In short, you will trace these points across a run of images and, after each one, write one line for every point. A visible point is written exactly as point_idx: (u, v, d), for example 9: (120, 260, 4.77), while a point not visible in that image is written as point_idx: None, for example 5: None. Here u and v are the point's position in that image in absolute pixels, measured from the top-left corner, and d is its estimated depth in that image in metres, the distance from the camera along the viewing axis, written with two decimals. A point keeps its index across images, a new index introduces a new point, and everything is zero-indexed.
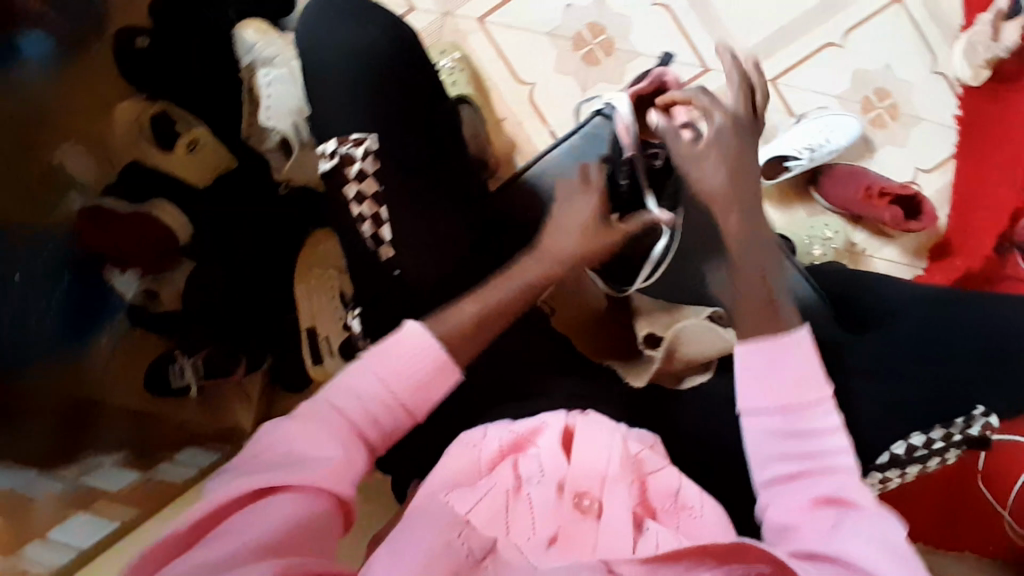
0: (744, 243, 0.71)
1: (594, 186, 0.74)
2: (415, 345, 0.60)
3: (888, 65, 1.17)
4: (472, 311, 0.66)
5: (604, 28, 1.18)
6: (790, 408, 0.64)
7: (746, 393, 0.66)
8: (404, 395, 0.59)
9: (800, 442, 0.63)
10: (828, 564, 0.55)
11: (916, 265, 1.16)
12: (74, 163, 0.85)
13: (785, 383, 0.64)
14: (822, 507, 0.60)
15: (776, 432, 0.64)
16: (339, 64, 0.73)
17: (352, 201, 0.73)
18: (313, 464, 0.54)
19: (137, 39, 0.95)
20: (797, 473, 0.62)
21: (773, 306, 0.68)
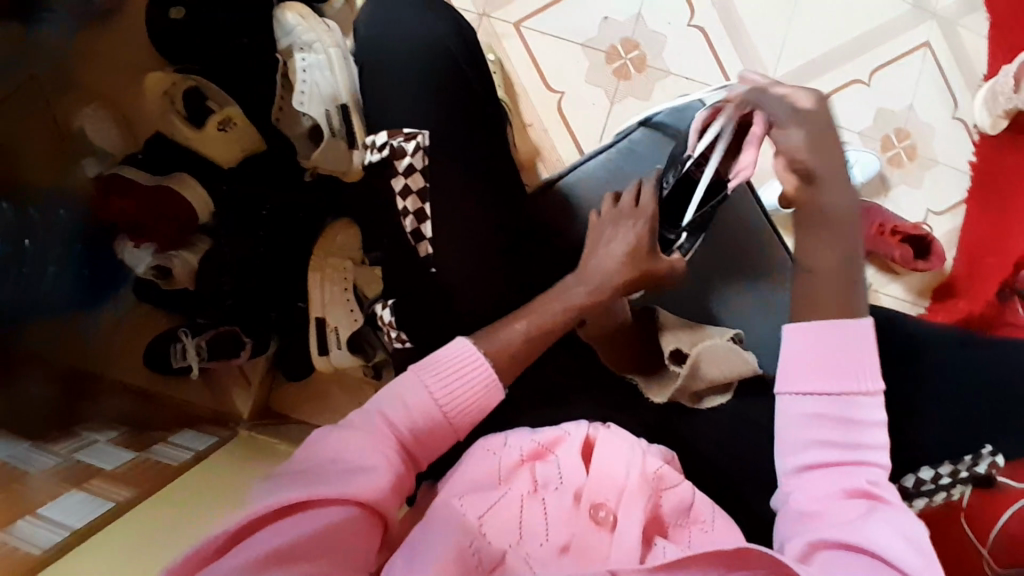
0: (830, 213, 0.69)
1: (643, 214, 0.74)
2: (462, 361, 0.66)
3: (910, 106, 1.19)
4: (521, 330, 0.69)
5: (638, 44, 1.19)
6: (836, 395, 0.63)
7: (791, 373, 0.65)
8: (454, 408, 0.64)
9: (846, 430, 0.62)
10: (849, 555, 0.56)
11: (919, 304, 1.18)
12: (96, 132, 0.98)
13: (834, 368, 0.63)
14: (851, 498, 0.60)
15: (820, 416, 0.63)
16: (393, 60, 0.75)
17: (398, 193, 0.74)
18: (356, 477, 0.57)
19: (171, 10, 1.00)
20: (831, 459, 0.62)
21: (829, 285, 0.67)
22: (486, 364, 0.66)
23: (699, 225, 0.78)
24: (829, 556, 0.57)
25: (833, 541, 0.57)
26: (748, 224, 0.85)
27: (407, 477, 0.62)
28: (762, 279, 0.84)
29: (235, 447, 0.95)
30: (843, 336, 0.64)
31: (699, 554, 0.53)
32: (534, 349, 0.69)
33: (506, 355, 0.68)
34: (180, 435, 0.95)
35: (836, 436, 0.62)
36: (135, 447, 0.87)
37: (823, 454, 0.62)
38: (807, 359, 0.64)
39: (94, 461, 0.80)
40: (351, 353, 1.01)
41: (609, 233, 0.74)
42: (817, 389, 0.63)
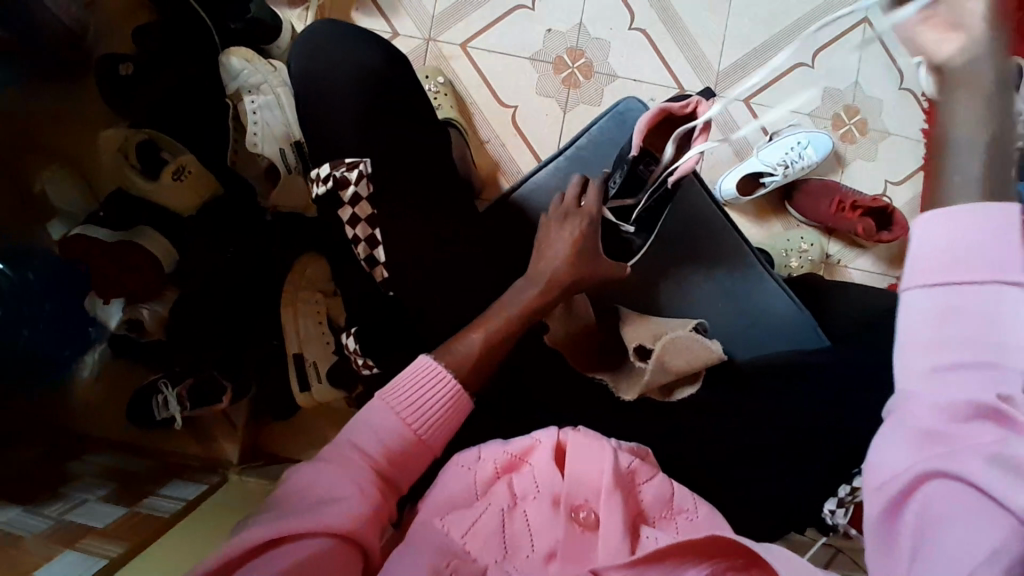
0: (985, 77, 0.44)
1: (587, 213, 0.77)
2: (429, 377, 0.67)
3: (855, 82, 1.22)
4: (476, 339, 0.71)
5: (584, 52, 1.21)
6: (976, 283, 0.42)
7: (920, 255, 0.44)
8: (427, 428, 0.65)
9: (975, 335, 0.42)
10: (942, 503, 0.43)
11: (890, 273, 1.21)
12: (56, 192, 1.00)
13: (956, 252, 0.42)
14: (969, 423, 0.43)
15: (945, 315, 0.43)
16: (331, 95, 0.77)
17: (347, 223, 0.76)
18: (331, 508, 0.57)
19: (121, 66, 1.01)
20: (955, 372, 0.43)
21: (975, 163, 0.43)
22: (451, 380, 0.68)
23: (648, 222, 0.83)
24: (926, 494, 0.44)
25: (926, 485, 0.44)
26: (704, 216, 0.89)
27: (387, 501, 0.62)
28: (723, 269, 0.89)
29: (224, 493, 0.94)
30: (974, 220, 0.42)
31: (678, 542, 0.53)
32: (497, 354, 0.71)
33: (478, 366, 0.70)
34: (171, 487, 0.93)
35: (969, 342, 0.42)
36: (125, 502, 0.84)
37: (939, 366, 0.43)
38: (944, 245, 0.43)
39: (86, 521, 0.78)
40: (332, 386, 1.01)
41: (557, 231, 0.77)
42: (934, 281, 0.43)
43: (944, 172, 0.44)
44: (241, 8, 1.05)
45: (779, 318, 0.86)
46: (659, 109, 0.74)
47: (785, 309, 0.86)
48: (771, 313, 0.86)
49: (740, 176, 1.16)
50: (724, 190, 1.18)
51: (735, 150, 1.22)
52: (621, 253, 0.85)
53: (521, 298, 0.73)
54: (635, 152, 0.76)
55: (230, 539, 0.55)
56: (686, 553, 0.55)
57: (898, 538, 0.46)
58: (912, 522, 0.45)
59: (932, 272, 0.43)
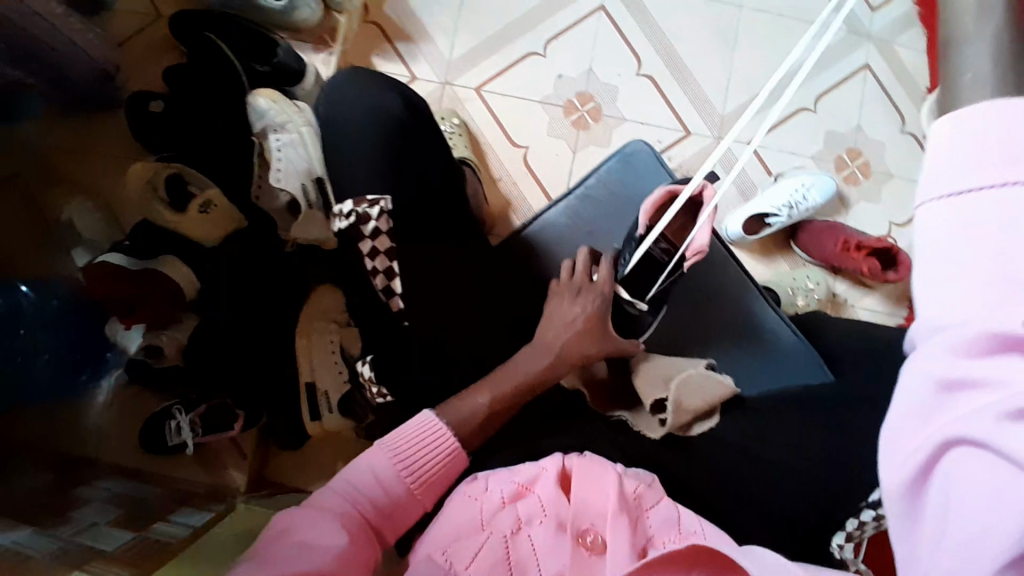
0: None
1: (600, 288, 0.80)
2: (429, 438, 0.70)
3: (858, 127, 1.26)
4: (481, 403, 0.74)
5: (593, 96, 1.26)
6: (987, 192, 0.30)
7: (936, 163, 0.32)
8: (420, 484, 0.68)
9: (1003, 242, 0.30)
10: (971, 475, 0.32)
11: (897, 312, 1.22)
12: (81, 221, 1.07)
13: (982, 152, 0.30)
14: (994, 362, 0.30)
15: (971, 225, 0.30)
16: (354, 135, 0.81)
17: (367, 256, 0.78)
18: (324, 551, 0.58)
19: (150, 103, 1.09)
20: (980, 293, 0.30)
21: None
22: (452, 438, 0.70)
23: (660, 299, 0.85)
24: (958, 464, 0.32)
25: (946, 457, 0.32)
26: (709, 256, 0.91)
27: (371, 549, 0.63)
28: (730, 308, 0.90)
29: (230, 520, 0.94)
30: (1001, 112, 0.30)
31: (656, 556, 0.53)
32: (511, 393, 0.75)
33: (494, 397, 0.74)
34: (180, 513, 0.93)
35: (990, 248, 0.30)
36: (133, 528, 0.85)
37: (965, 285, 0.31)
38: (973, 146, 0.30)
39: (95, 544, 0.78)
40: (343, 415, 1.04)
41: (569, 301, 0.80)
42: (953, 189, 0.31)
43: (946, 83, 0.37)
44: (269, 53, 1.11)
45: (780, 357, 0.87)
46: (664, 191, 0.80)
47: (790, 347, 0.87)
48: (773, 348, 0.88)
49: (746, 216, 1.19)
50: (730, 230, 1.21)
51: (741, 191, 1.25)
52: (628, 328, 0.87)
53: (530, 368, 0.76)
54: (643, 231, 0.80)
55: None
56: (685, 562, 0.55)
57: (920, 511, 0.34)
58: (934, 501, 0.33)
59: (956, 177, 0.31)
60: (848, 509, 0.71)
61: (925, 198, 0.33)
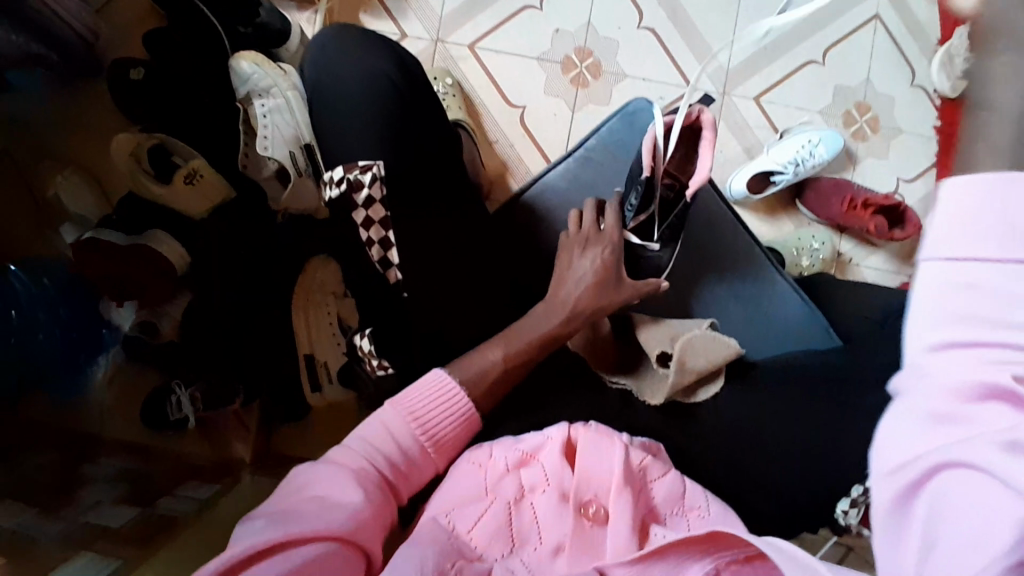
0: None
1: (608, 239, 0.77)
2: (440, 398, 0.68)
3: (867, 80, 1.21)
4: (494, 360, 0.72)
5: (592, 52, 1.21)
6: (983, 259, 0.34)
7: (942, 226, 0.35)
8: (434, 444, 0.67)
9: (998, 300, 0.33)
10: (962, 497, 0.32)
11: (903, 270, 1.20)
12: (70, 197, 1.02)
13: (968, 228, 0.34)
14: (985, 403, 0.33)
15: (969, 285, 0.34)
16: (343, 100, 0.77)
17: (361, 225, 0.75)
18: (340, 509, 0.58)
19: (132, 70, 1.04)
20: (974, 337, 0.33)
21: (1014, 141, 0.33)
22: (465, 401, 0.69)
23: (671, 236, 0.81)
24: (950, 488, 0.33)
25: (939, 479, 0.33)
26: (715, 220, 0.89)
27: (389, 510, 0.63)
28: (735, 271, 0.88)
29: (237, 493, 0.95)
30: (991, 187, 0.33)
31: (679, 537, 0.50)
32: (521, 352, 0.73)
33: (505, 353, 0.72)
34: (186, 487, 0.94)
35: (979, 312, 0.33)
36: (139, 503, 0.85)
37: (961, 331, 0.33)
38: (965, 219, 0.34)
39: (102, 521, 0.79)
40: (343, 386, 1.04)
41: (578, 256, 0.78)
42: (950, 253, 0.35)
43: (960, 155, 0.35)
44: (249, 11, 1.05)
45: (784, 325, 0.86)
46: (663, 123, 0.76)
47: (795, 313, 0.85)
48: (778, 311, 0.87)
49: (750, 175, 1.15)
50: (734, 189, 1.17)
51: (746, 149, 1.21)
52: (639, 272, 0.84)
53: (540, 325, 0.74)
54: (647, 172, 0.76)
55: (240, 533, 0.54)
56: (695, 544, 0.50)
57: (903, 532, 0.35)
58: (922, 518, 0.34)
59: (947, 243, 0.35)
60: (852, 474, 0.71)
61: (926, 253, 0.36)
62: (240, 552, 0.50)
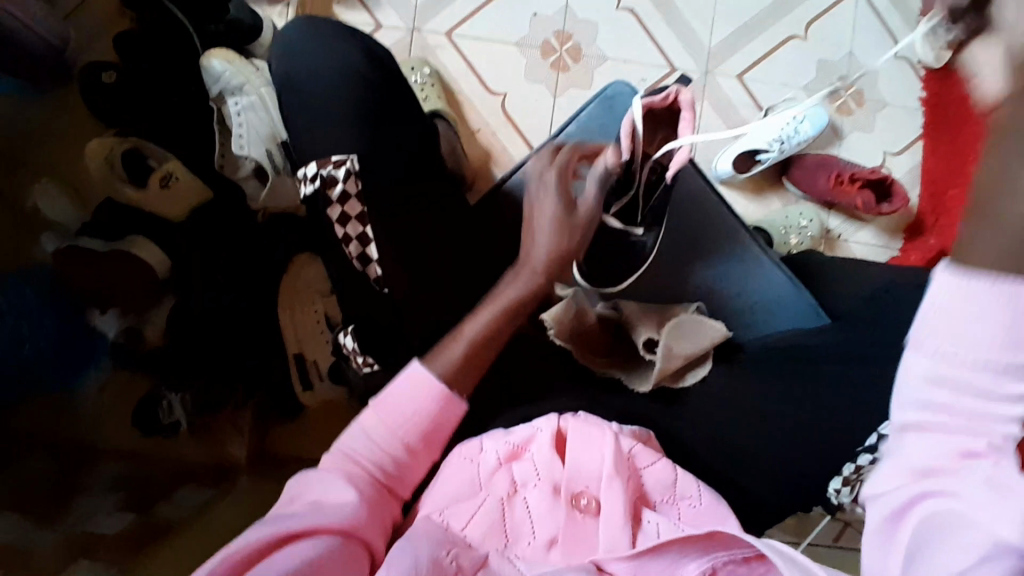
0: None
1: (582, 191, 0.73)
2: (417, 388, 0.63)
3: (850, 53, 1.20)
4: (462, 347, 0.67)
5: (571, 35, 1.19)
6: (984, 336, 0.38)
7: (938, 305, 0.39)
8: (419, 438, 0.62)
9: (987, 385, 0.38)
10: (943, 528, 0.39)
11: (893, 245, 1.19)
12: (49, 204, 0.96)
13: (967, 311, 0.38)
14: (964, 460, 0.39)
15: (955, 368, 0.39)
16: (316, 96, 0.76)
17: (336, 222, 0.74)
18: (333, 508, 0.57)
19: (104, 74, 1.02)
20: (953, 412, 0.39)
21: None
22: (440, 390, 0.63)
23: (654, 219, 0.80)
24: (927, 519, 0.40)
25: (922, 514, 0.40)
26: (703, 205, 0.91)
27: (387, 508, 0.61)
28: (721, 253, 0.89)
29: (234, 495, 0.94)
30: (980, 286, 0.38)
31: (681, 536, 0.51)
32: (501, 321, 0.69)
33: (486, 326, 0.69)
34: (182, 491, 0.93)
35: (956, 382, 0.39)
36: (135, 509, 0.85)
37: (933, 401, 0.40)
38: (967, 300, 0.38)
39: (94, 526, 0.78)
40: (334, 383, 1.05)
41: (539, 196, 0.73)
42: (954, 322, 0.39)
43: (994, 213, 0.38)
44: (220, 10, 1.04)
45: (776, 303, 0.85)
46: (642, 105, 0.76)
47: (784, 292, 0.84)
48: (766, 292, 0.86)
49: (735, 155, 1.15)
50: (719, 169, 1.16)
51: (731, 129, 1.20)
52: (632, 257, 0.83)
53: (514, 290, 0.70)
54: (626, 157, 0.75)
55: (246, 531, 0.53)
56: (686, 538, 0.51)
57: (892, 552, 0.42)
58: (909, 540, 0.41)
59: (952, 309, 0.39)
60: (844, 453, 0.71)
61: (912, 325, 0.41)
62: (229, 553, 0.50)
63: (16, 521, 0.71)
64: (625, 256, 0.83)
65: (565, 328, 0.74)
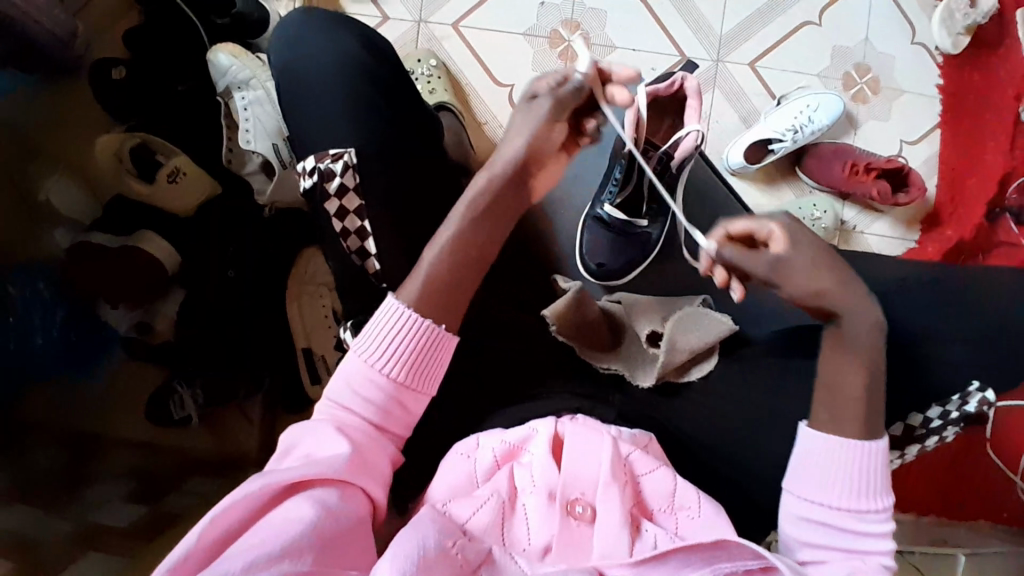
0: (863, 348, 0.64)
1: (544, 99, 0.69)
2: (396, 322, 0.61)
3: (866, 39, 1.17)
4: (431, 257, 0.65)
5: (579, 24, 1.17)
6: (841, 490, 0.61)
7: (807, 473, 0.62)
8: (406, 371, 0.61)
9: (847, 518, 0.60)
10: None
11: (910, 236, 1.16)
12: (61, 198, 0.95)
13: (831, 474, 0.61)
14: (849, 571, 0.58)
15: (828, 510, 0.61)
16: (316, 89, 0.76)
17: (335, 216, 0.73)
18: (329, 461, 0.55)
19: (112, 70, 1.03)
20: (829, 541, 0.60)
21: (842, 409, 0.63)
22: (418, 320, 0.62)
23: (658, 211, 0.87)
24: None
25: None
26: (709, 190, 0.92)
27: (383, 455, 0.60)
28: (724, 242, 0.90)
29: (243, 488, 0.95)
30: (838, 448, 0.61)
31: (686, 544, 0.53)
32: (472, 229, 0.67)
33: (456, 236, 0.67)
34: (192, 483, 0.95)
35: (827, 522, 0.61)
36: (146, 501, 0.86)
37: (817, 533, 0.61)
38: (830, 464, 0.62)
39: (107, 519, 0.79)
40: None
41: (512, 125, 0.71)
42: (821, 482, 0.62)
43: (829, 392, 0.64)
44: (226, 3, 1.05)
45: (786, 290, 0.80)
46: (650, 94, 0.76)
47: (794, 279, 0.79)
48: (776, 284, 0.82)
49: (749, 144, 1.12)
50: (731, 159, 1.14)
51: (744, 117, 1.17)
52: (638, 246, 0.88)
53: (471, 190, 0.68)
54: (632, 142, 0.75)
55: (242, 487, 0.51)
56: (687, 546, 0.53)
57: None
58: None
59: (817, 475, 0.62)
60: None
61: (789, 487, 0.63)
62: (220, 515, 0.48)
63: (29, 510, 0.72)
64: (636, 247, 0.87)
65: (566, 323, 0.73)
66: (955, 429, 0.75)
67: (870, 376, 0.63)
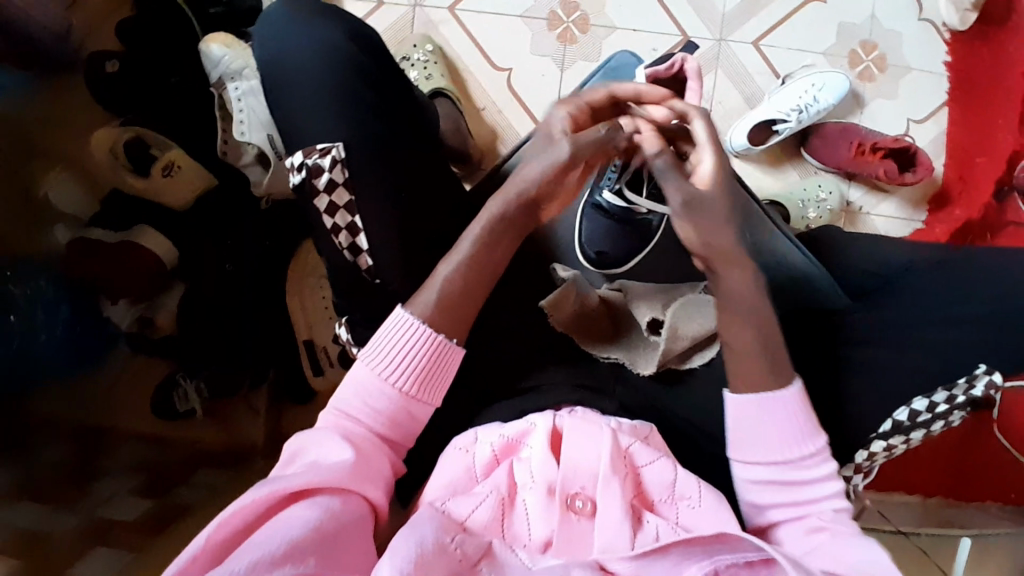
0: (760, 311, 0.64)
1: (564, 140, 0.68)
2: (407, 334, 0.62)
3: (872, 16, 1.14)
4: (445, 273, 0.65)
5: (578, 5, 1.15)
6: (777, 448, 0.62)
7: (743, 443, 0.63)
8: (415, 384, 0.62)
9: (791, 472, 0.62)
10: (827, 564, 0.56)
11: (917, 215, 1.13)
12: (59, 194, 0.87)
13: (763, 436, 0.62)
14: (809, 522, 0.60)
15: (773, 468, 0.62)
16: (303, 80, 0.74)
17: (324, 213, 0.72)
18: (334, 467, 0.55)
19: (107, 63, 0.99)
20: (783, 498, 0.62)
21: (763, 362, 0.63)
22: (429, 333, 0.63)
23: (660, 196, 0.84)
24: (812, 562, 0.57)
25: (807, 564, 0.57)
26: None
27: (384, 463, 0.60)
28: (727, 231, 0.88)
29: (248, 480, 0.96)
30: (759, 407, 0.62)
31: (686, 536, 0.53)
32: (486, 254, 0.66)
33: (469, 259, 0.66)
34: (198, 477, 0.95)
35: (776, 480, 0.62)
36: (154, 495, 0.86)
37: (772, 495, 0.62)
38: (757, 428, 0.63)
39: (115, 514, 0.80)
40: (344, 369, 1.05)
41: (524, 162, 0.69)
42: (758, 446, 0.63)
43: (733, 340, 0.64)
44: None
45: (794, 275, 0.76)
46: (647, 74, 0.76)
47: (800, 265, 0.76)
48: None
49: (751, 126, 1.09)
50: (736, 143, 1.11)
51: (746, 98, 1.14)
52: (637, 232, 0.86)
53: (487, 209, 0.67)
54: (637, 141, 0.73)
55: (246, 493, 0.51)
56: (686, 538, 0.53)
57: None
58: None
59: (752, 440, 0.63)
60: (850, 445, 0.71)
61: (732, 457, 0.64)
62: (226, 520, 0.48)
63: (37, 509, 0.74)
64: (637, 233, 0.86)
65: (563, 313, 0.75)
66: (959, 413, 0.72)
67: (759, 345, 0.64)
